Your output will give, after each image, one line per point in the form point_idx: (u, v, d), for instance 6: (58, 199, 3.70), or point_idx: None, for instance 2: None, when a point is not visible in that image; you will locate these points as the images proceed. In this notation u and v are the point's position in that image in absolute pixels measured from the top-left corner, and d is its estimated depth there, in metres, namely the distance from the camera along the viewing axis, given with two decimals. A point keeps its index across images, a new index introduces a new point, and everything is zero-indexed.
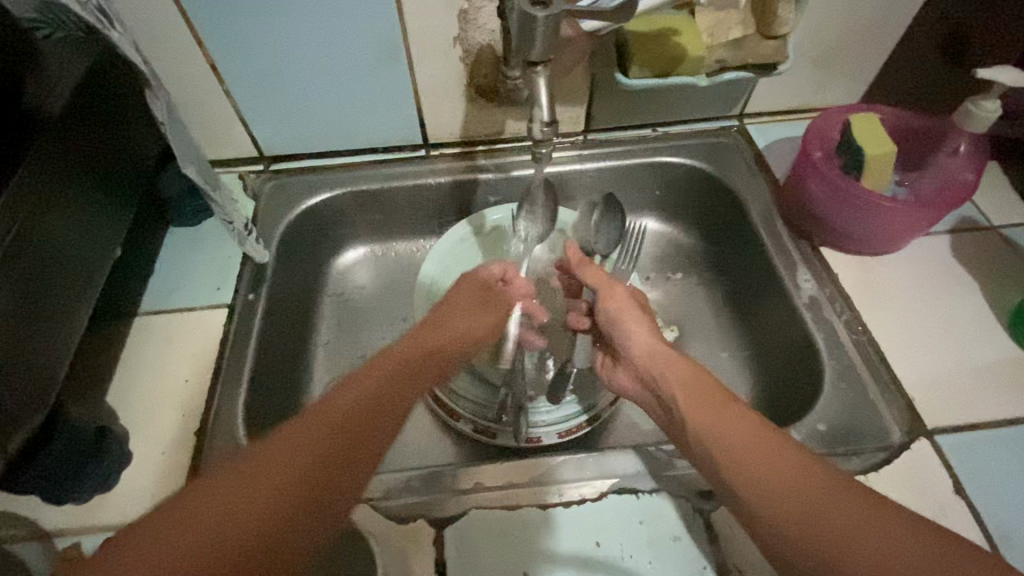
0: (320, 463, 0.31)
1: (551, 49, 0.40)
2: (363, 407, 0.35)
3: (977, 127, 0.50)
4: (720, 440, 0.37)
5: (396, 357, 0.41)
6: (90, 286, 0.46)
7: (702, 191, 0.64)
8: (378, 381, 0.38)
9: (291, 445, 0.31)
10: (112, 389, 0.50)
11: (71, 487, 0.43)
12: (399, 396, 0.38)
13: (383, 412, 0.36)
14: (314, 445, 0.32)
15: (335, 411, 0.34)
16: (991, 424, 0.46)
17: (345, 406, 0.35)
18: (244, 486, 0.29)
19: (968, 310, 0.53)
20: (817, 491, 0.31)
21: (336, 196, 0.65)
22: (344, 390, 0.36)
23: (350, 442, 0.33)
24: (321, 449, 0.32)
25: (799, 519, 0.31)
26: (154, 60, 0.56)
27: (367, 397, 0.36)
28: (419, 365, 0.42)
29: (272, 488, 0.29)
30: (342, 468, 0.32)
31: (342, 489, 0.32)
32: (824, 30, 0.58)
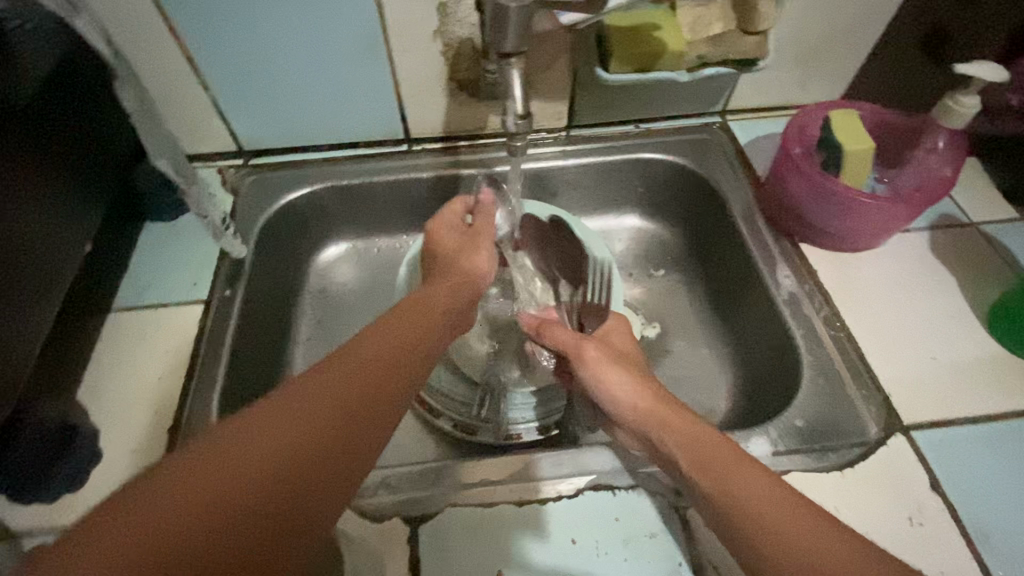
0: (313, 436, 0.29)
1: (525, 41, 0.40)
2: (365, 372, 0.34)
3: (956, 123, 0.50)
4: (704, 461, 0.38)
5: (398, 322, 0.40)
6: (59, 281, 0.45)
7: (685, 187, 0.64)
8: (379, 346, 0.36)
9: (289, 409, 0.30)
10: (83, 386, 0.49)
11: (38, 485, 0.43)
12: (403, 363, 0.36)
13: (386, 377, 0.34)
14: (316, 409, 0.30)
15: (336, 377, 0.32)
16: (967, 419, 0.46)
17: (345, 372, 0.33)
18: (240, 448, 0.27)
19: (947, 306, 0.53)
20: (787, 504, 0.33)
21: (316, 191, 0.64)
22: (332, 360, 0.33)
23: (352, 407, 0.31)
24: (314, 422, 0.29)
25: (773, 529, 0.32)
26: (127, 51, 0.55)
27: (369, 362, 0.34)
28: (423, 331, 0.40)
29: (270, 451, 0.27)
30: (346, 433, 0.30)
31: (345, 454, 0.30)
32: (805, 27, 0.58)
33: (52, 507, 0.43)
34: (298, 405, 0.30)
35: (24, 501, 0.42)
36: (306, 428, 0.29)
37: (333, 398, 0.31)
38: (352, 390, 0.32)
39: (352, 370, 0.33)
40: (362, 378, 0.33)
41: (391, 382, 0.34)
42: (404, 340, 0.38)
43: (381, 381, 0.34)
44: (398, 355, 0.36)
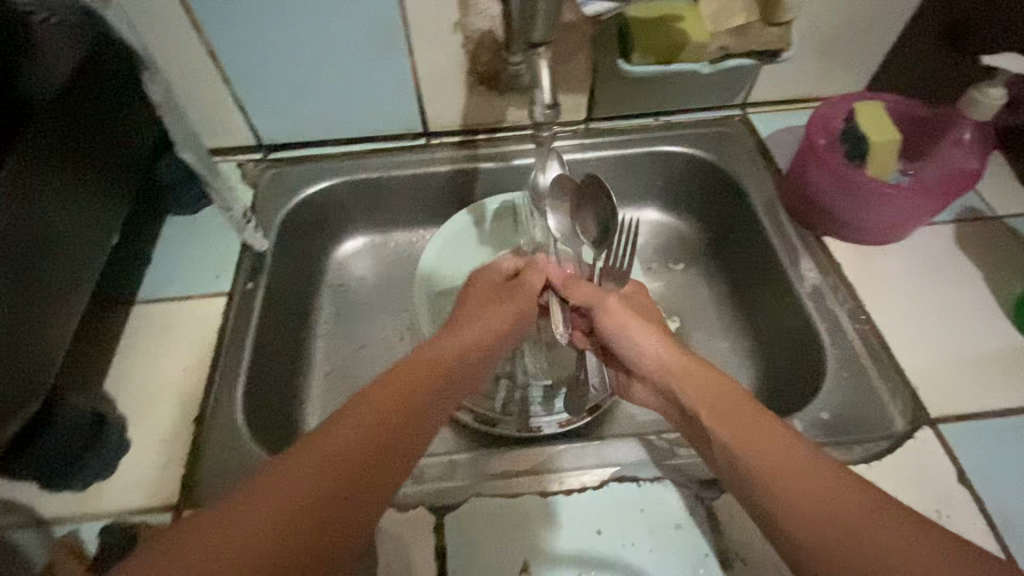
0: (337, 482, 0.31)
1: (552, 31, 0.40)
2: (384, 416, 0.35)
3: (982, 115, 0.50)
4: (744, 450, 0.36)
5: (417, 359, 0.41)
6: (87, 274, 0.46)
7: (705, 181, 0.64)
8: (397, 386, 0.37)
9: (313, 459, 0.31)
10: (110, 377, 0.49)
11: (69, 474, 0.43)
12: (421, 400, 0.37)
13: (405, 418, 0.36)
14: (337, 458, 0.32)
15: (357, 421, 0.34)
16: (995, 413, 0.46)
17: (365, 415, 0.34)
18: (269, 499, 0.29)
19: (973, 300, 0.53)
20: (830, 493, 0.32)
21: (335, 185, 0.64)
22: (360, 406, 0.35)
23: (372, 453, 0.33)
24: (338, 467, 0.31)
25: (820, 523, 0.31)
26: (151, 46, 0.55)
27: (388, 404, 0.36)
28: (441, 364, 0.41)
29: (297, 504, 0.29)
30: (367, 479, 0.32)
31: (365, 499, 0.32)
32: (828, 17, 0.58)
33: (83, 495, 0.43)
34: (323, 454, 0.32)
35: (53, 490, 0.43)
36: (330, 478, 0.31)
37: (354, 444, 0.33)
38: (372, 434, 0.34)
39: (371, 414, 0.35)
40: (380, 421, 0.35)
41: (410, 421, 0.36)
42: (421, 377, 0.39)
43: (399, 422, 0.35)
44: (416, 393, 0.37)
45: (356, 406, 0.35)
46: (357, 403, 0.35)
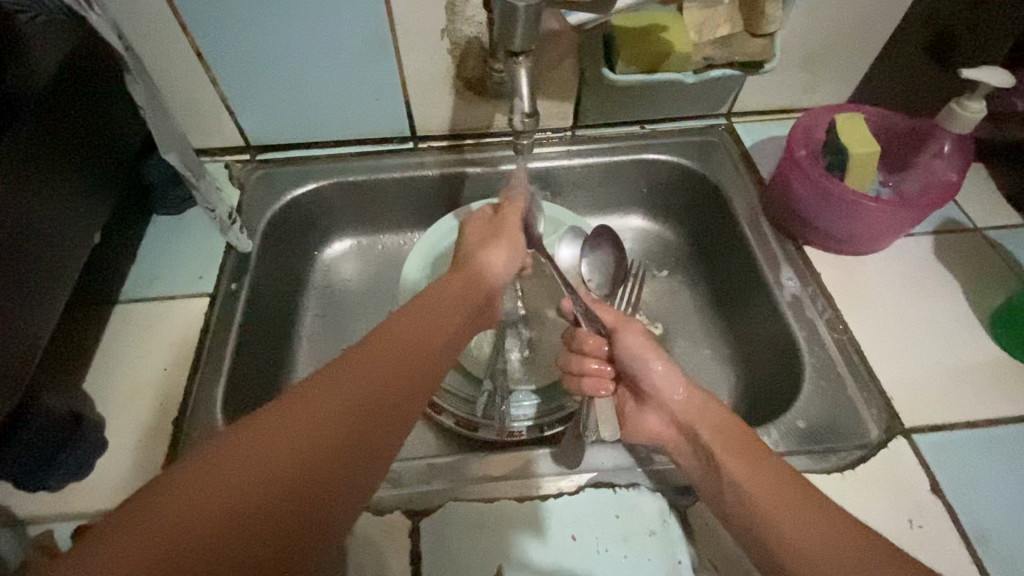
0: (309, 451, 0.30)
1: (533, 40, 0.40)
2: (367, 390, 0.34)
3: (961, 127, 0.51)
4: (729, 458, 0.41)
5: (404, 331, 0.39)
6: (68, 273, 0.46)
7: (690, 189, 0.64)
8: (384, 360, 0.36)
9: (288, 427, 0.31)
10: (89, 377, 0.49)
11: (45, 474, 0.43)
12: (407, 387, 0.36)
13: (387, 392, 0.35)
14: (311, 436, 0.31)
15: (335, 393, 0.33)
16: (968, 423, 0.47)
17: (346, 387, 0.33)
18: (228, 467, 0.29)
19: (949, 311, 0.54)
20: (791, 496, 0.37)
21: (321, 187, 0.64)
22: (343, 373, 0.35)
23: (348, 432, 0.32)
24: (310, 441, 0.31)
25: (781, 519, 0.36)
26: (137, 45, 0.55)
27: (371, 376, 0.35)
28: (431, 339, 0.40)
29: (253, 476, 0.29)
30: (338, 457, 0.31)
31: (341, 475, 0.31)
32: (811, 29, 0.58)
33: (59, 495, 0.43)
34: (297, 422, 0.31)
35: (30, 489, 0.43)
36: (306, 448, 0.30)
37: (332, 416, 0.32)
38: (352, 404, 0.33)
39: (353, 388, 0.34)
40: (361, 394, 0.34)
41: (396, 396, 0.35)
42: (409, 353, 0.38)
43: (383, 397, 0.34)
44: (404, 369, 0.36)
45: (335, 376, 0.34)
46: (338, 375, 0.34)
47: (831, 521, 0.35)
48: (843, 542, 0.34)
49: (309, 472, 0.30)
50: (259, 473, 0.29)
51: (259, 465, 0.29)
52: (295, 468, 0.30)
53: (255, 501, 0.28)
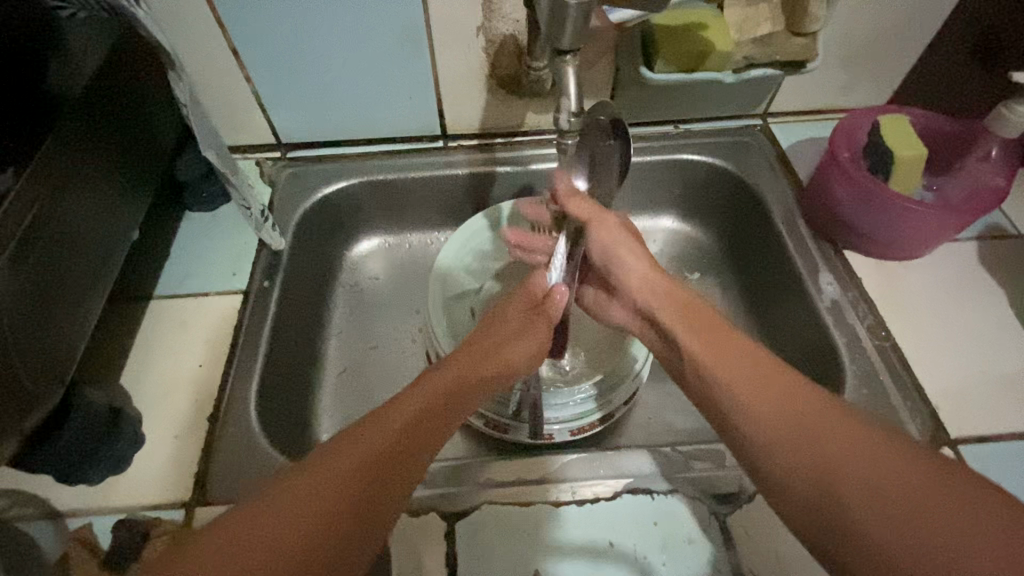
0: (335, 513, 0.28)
1: (580, 39, 0.40)
2: (390, 439, 0.32)
3: (1010, 132, 0.49)
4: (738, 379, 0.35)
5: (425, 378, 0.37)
6: (108, 268, 0.46)
7: (724, 190, 0.63)
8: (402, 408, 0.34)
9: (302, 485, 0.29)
10: (127, 371, 0.50)
11: (86, 469, 0.43)
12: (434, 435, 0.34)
13: (406, 438, 0.33)
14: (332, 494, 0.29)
15: (352, 446, 0.31)
16: (1017, 435, 0.45)
17: (364, 439, 0.32)
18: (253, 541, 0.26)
19: (995, 319, 0.52)
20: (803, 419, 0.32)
21: (351, 185, 0.64)
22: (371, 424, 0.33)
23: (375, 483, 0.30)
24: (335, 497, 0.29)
25: (790, 441, 0.31)
26: (175, 43, 0.56)
27: (389, 424, 0.33)
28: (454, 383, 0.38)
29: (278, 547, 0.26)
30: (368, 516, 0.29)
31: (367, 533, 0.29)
32: (854, 28, 0.57)
33: (99, 488, 0.44)
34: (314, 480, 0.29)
35: (67, 482, 0.43)
36: (325, 505, 0.28)
37: (349, 470, 0.30)
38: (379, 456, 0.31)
39: (371, 439, 0.32)
40: (383, 442, 0.32)
41: (415, 439, 0.33)
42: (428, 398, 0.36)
43: (404, 445, 0.32)
44: (423, 413, 0.35)
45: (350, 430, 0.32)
46: (358, 428, 0.32)
47: (805, 414, 0.32)
48: (800, 421, 0.32)
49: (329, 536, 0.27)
50: (277, 538, 0.27)
51: (273, 529, 0.27)
52: (313, 526, 0.27)
53: None
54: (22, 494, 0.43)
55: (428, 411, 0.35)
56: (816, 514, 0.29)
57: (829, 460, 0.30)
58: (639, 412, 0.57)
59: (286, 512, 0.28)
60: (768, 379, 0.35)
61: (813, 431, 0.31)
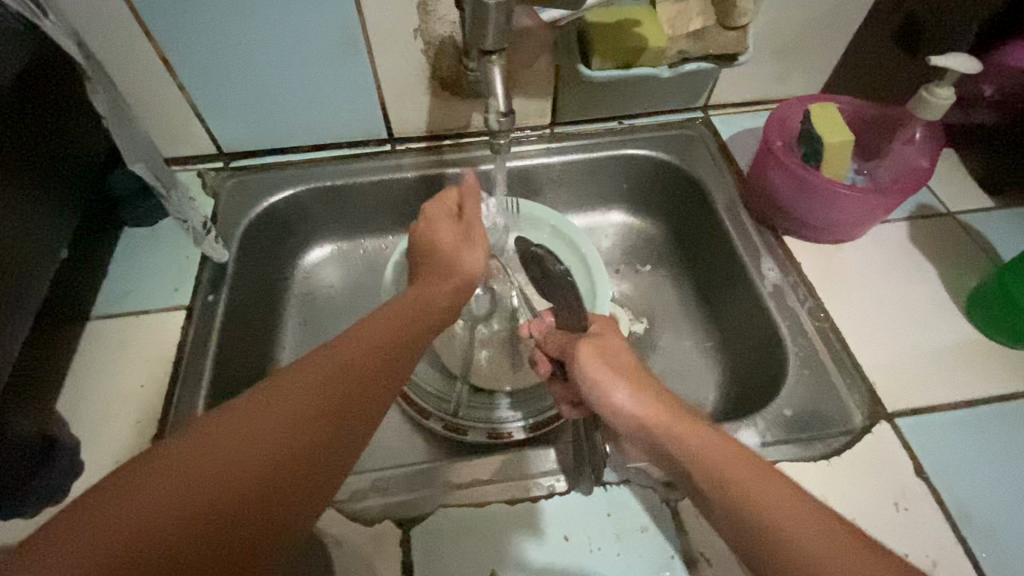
0: (292, 444, 0.30)
1: (504, 38, 0.40)
2: (341, 380, 0.33)
3: (934, 115, 0.51)
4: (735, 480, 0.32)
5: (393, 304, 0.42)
6: (32, 291, 0.44)
7: (669, 182, 0.64)
8: (364, 347, 0.36)
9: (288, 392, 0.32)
10: (64, 397, 0.48)
11: (16, 503, 0.41)
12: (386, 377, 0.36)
13: (338, 412, 0.32)
14: (288, 425, 0.30)
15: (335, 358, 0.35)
16: (948, 405, 0.47)
17: (316, 388, 0.32)
18: (208, 459, 0.28)
19: (927, 295, 0.54)
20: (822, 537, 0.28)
21: (297, 193, 0.63)
22: (325, 363, 0.34)
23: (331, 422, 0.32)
24: (290, 430, 0.30)
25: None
26: (100, 55, 0.54)
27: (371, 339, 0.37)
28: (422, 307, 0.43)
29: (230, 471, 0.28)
30: (322, 453, 0.31)
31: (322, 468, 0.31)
32: (784, 20, 0.59)
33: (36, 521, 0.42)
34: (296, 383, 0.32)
35: (2, 517, 0.41)
36: (281, 435, 0.30)
37: (279, 441, 0.30)
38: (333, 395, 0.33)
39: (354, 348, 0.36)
40: (334, 383, 0.33)
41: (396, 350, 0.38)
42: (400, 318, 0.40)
43: (344, 397, 0.33)
44: (397, 334, 0.39)
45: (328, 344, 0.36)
46: (315, 367, 0.34)
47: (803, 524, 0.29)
48: (833, 553, 0.27)
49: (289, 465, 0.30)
50: (225, 469, 0.28)
51: (273, 423, 0.30)
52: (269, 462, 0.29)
53: (188, 519, 0.26)
54: None
55: (359, 383, 0.34)
56: None
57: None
58: None
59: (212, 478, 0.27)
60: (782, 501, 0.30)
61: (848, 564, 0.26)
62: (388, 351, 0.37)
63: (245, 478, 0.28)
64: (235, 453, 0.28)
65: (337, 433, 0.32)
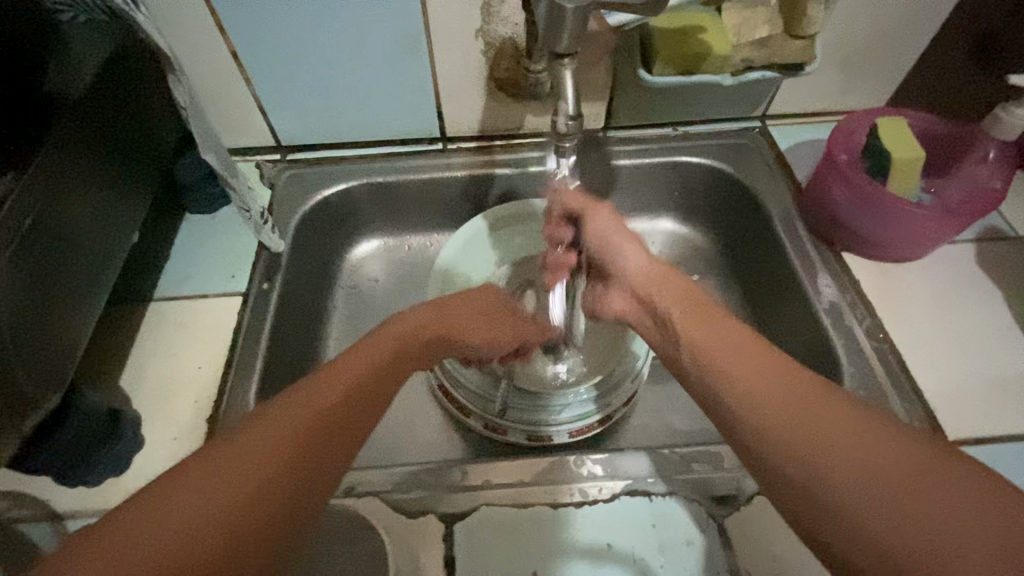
0: (279, 464, 0.28)
1: (577, 42, 0.40)
2: (323, 398, 0.32)
3: (1009, 133, 0.50)
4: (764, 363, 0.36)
5: (311, 386, 0.32)
6: (107, 271, 0.46)
7: (721, 192, 0.63)
8: (353, 360, 0.35)
9: (169, 510, 0.26)
10: (126, 373, 0.50)
11: (84, 472, 0.43)
12: (373, 391, 0.34)
13: (328, 428, 0.31)
14: (273, 446, 0.29)
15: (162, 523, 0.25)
16: (1015, 437, 0.45)
17: (299, 409, 0.31)
18: (194, 492, 0.26)
19: (994, 321, 0.52)
20: (775, 381, 0.32)
21: (350, 188, 0.64)
22: (306, 385, 0.32)
23: (319, 440, 0.30)
24: (274, 452, 0.28)
25: (773, 415, 0.31)
26: (177, 47, 0.56)
27: (227, 486, 0.27)
28: (342, 399, 0.32)
29: (215, 502, 0.26)
30: (314, 468, 0.29)
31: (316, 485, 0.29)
32: (853, 29, 0.57)
33: (99, 490, 0.44)
34: (176, 503, 0.26)
35: (69, 484, 0.43)
36: (266, 457, 0.28)
37: (268, 464, 0.28)
38: (321, 413, 0.31)
39: (215, 479, 0.27)
40: (320, 403, 0.31)
41: (359, 394, 0.33)
42: (284, 447, 0.29)
43: (332, 413, 0.31)
44: (378, 359, 0.36)
45: (204, 461, 0.28)
46: (297, 391, 0.32)
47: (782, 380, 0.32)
48: (903, 485, 0.26)
49: (280, 488, 0.28)
50: (208, 498, 0.26)
51: (251, 454, 0.28)
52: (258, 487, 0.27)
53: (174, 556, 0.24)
54: (23, 496, 0.43)
55: (344, 399, 0.32)
56: (791, 466, 0.29)
57: (812, 436, 0.29)
58: (638, 413, 0.57)
59: (193, 517, 0.26)
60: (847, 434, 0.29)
61: (801, 417, 0.30)
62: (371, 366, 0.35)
63: (233, 510, 0.26)
64: (213, 488, 0.27)
65: (326, 447, 0.30)
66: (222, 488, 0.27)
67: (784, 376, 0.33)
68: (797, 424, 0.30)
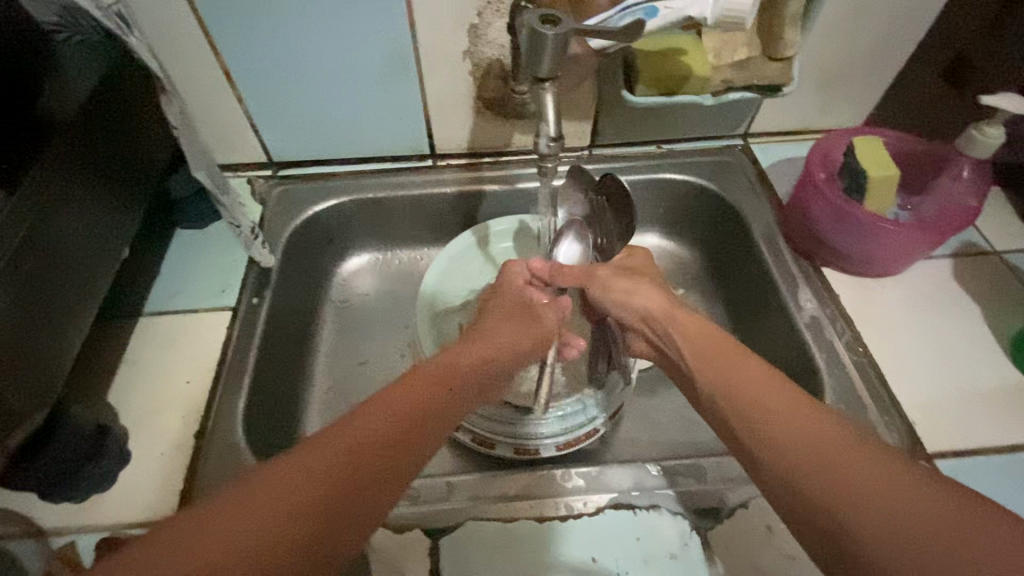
0: (347, 472, 0.28)
1: (558, 66, 0.41)
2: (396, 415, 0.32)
3: (981, 153, 0.51)
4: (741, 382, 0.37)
5: (384, 402, 0.33)
6: (96, 285, 0.46)
7: (706, 207, 0.65)
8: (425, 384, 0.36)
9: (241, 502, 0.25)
10: (113, 389, 0.50)
11: (68, 487, 0.43)
12: (432, 419, 0.34)
13: (396, 449, 0.31)
14: (346, 451, 0.29)
15: (223, 520, 0.25)
16: (992, 449, 0.46)
17: (374, 421, 0.31)
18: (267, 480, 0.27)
19: (971, 335, 0.53)
20: (796, 415, 0.33)
21: (340, 204, 0.65)
22: (378, 401, 0.33)
23: (387, 457, 0.30)
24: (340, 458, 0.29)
25: (793, 447, 0.31)
26: (170, 67, 0.57)
27: (300, 480, 0.27)
28: (409, 418, 0.33)
29: (290, 495, 0.26)
30: (374, 483, 0.29)
31: (374, 501, 0.29)
32: (830, 52, 0.59)
33: (83, 506, 0.44)
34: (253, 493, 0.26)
35: (51, 499, 0.43)
36: (336, 464, 0.28)
37: (340, 469, 0.28)
38: (389, 434, 0.31)
39: (293, 474, 0.27)
40: (392, 425, 0.32)
41: (423, 422, 0.34)
42: (350, 461, 0.29)
43: (402, 435, 0.32)
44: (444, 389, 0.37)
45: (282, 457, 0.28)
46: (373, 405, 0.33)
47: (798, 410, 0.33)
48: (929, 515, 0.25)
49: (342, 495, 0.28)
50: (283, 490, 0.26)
51: (323, 458, 0.28)
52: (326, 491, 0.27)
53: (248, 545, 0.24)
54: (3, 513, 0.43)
55: (411, 425, 0.33)
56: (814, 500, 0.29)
57: (843, 462, 0.29)
58: (626, 426, 0.58)
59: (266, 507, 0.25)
60: (844, 454, 0.29)
61: (824, 446, 0.30)
62: (436, 387, 0.36)
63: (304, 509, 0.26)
64: (287, 483, 0.27)
65: (390, 464, 0.30)
66: (295, 484, 0.27)
67: (803, 403, 0.33)
68: (808, 447, 0.30)
